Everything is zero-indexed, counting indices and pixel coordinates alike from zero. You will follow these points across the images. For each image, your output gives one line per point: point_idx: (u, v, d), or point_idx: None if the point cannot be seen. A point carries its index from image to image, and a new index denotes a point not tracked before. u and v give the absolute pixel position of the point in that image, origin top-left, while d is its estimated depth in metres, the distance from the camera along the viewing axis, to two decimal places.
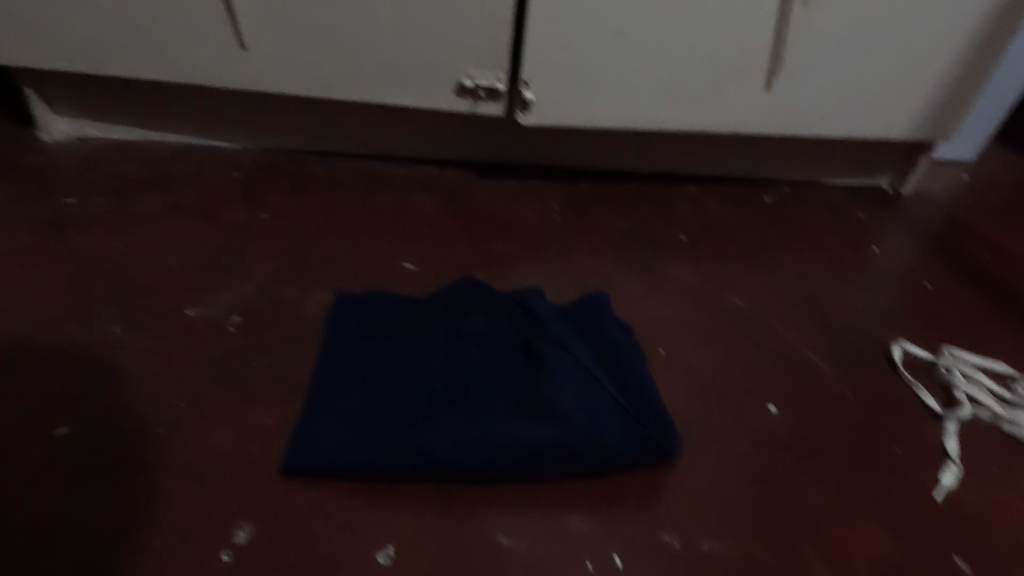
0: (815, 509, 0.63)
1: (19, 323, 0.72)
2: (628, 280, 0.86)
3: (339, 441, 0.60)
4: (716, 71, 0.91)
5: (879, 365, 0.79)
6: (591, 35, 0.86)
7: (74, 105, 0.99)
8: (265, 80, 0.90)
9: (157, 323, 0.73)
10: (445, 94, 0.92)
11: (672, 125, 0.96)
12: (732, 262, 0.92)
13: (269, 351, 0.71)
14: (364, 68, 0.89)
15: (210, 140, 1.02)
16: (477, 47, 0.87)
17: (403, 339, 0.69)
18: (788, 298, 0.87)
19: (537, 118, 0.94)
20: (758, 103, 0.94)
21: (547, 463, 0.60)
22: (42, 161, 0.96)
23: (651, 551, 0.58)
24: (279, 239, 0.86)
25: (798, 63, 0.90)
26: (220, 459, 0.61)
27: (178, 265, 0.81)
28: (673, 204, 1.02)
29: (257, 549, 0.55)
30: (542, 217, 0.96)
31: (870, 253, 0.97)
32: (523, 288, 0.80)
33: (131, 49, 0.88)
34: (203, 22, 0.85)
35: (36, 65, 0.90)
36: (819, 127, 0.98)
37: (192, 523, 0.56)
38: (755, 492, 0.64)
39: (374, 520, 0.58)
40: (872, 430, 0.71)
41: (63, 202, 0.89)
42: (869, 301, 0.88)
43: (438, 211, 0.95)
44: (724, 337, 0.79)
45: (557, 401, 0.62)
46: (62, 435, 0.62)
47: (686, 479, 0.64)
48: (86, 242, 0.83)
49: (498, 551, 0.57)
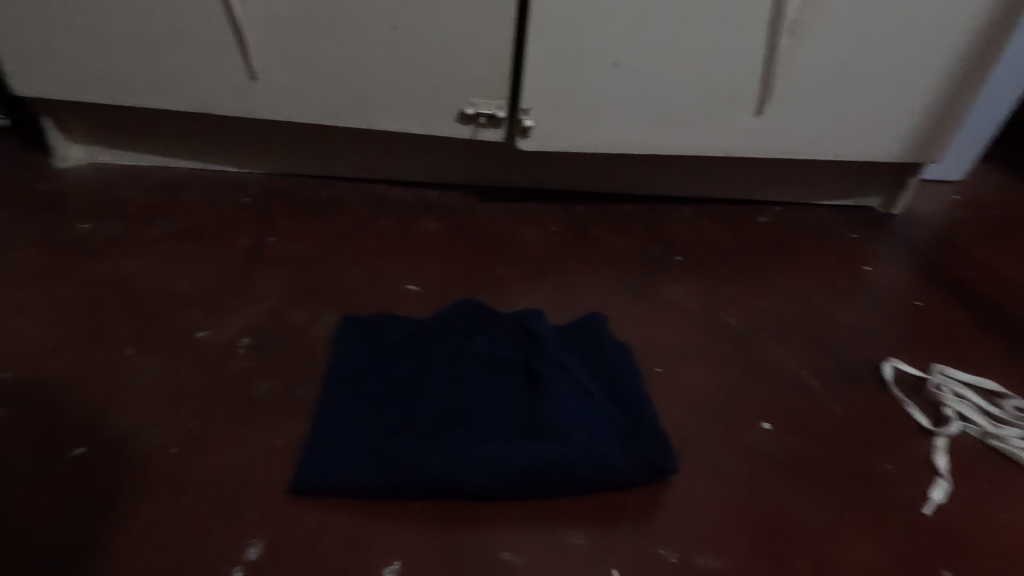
0: (809, 525, 0.65)
1: (36, 345, 0.74)
2: (627, 300, 0.89)
3: (347, 460, 0.62)
4: (709, 98, 0.94)
5: (871, 383, 0.81)
6: (588, 64, 0.90)
7: (90, 133, 1.03)
8: (275, 109, 0.94)
9: (170, 345, 0.76)
10: (448, 121, 0.95)
11: (667, 150, 1.00)
12: (728, 282, 0.95)
13: (278, 372, 0.73)
14: (371, 98, 0.93)
15: (220, 166, 1.06)
16: (478, 77, 0.91)
17: (408, 360, 0.72)
18: (782, 317, 0.89)
19: (536, 143, 0.97)
20: (749, 128, 0.98)
21: (550, 481, 0.62)
22: (57, 187, 0.99)
23: (650, 565, 0.60)
24: (287, 262, 0.89)
25: (787, 89, 0.94)
26: (231, 478, 0.63)
27: (189, 288, 0.83)
28: (670, 225, 1.05)
29: (266, 565, 0.57)
30: (542, 239, 0.99)
31: (862, 272, 1.00)
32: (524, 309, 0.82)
33: (146, 80, 0.91)
34: (215, 54, 0.89)
35: (54, 96, 0.94)
36: (809, 150, 1.01)
37: (204, 540, 0.58)
38: (750, 507, 0.65)
39: (380, 537, 0.59)
40: (864, 447, 0.73)
41: (78, 227, 0.92)
42: (861, 320, 0.90)
43: (442, 234, 0.97)
44: (719, 356, 0.82)
45: (560, 420, 0.65)
46: (78, 455, 0.64)
47: (682, 496, 0.65)
48: (101, 266, 0.86)
49: (501, 567, 0.58)
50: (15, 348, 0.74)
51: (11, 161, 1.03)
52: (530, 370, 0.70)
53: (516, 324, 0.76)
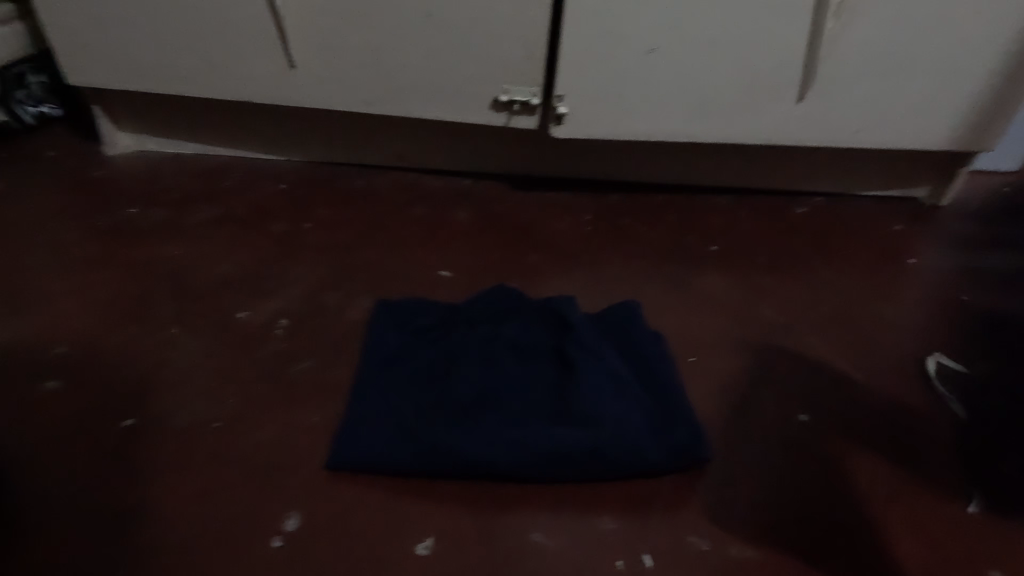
0: (847, 520, 0.63)
1: (88, 323, 0.78)
2: (659, 289, 0.88)
3: (380, 441, 0.64)
4: (748, 85, 0.92)
5: (913, 377, 0.78)
6: (625, 50, 0.88)
7: (137, 122, 1.06)
8: (313, 97, 0.96)
9: (213, 325, 0.78)
10: (482, 109, 0.95)
11: (704, 138, 0.98)
12: (764, 273, 0.92)
13: (315, 353, 0.75)
14: (406, 85, 0.94)
15: (259, 154, 1.08)
16: (512, 64, 0.91)
17: (437, 343, 0.73)
18: (820, 309, 0.87)
19: (570, 130, 0.96)
20: (790, 114, 0.95)
21: (584, 466, 0.62)
22: (106, 173, 1.03)
23: (682, 553, 0.59)
24: (322, 247, 0.91)
25: (831, 75, 0.91)
26: (271, 452, 0.65)
27: (229, 272, 0.86)
28: (705, 215, 1.04)
29: (304, 536, 0.58)
30: (573, 227, 0.98)
31: (906, 265, 0.97)
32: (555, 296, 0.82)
33: (190, 69, 0.94)
34: (256, 43, 0.91)
35: (104, 85, 0.98)
36: (853, 138, 0.98)
37: (246, 510, 0.60)
38: (785, 498, 0.64)
39: (414, 514, 0.60)
40: (905, 443, 0.71)
41: (126, 211, 0.96)
42: (904, 313, 0.87)
43: (473, 222, 0.98)
44: (754, 346, 0.80)
45: (593, 406, 0.65)
46: (128, 426, 0.67)
47: (715, 485, 0.64)
48: (147, 249, 0.89)
49: (532, 548, 0.59)
50: (68, 325, 0.77)
51: (64, 150, 1.08)
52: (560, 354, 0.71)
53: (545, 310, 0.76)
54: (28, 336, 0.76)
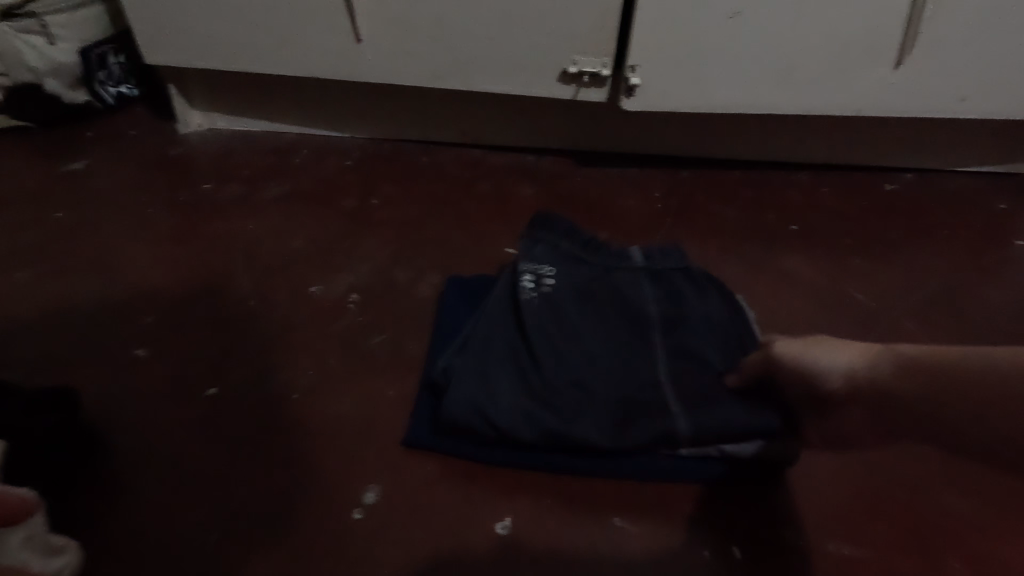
0: (956, 521, 0.58)
1: (170, 295, 0.80)
2: (738, 270, 0.83)
3: (477, 400, 0.60)
4: (839, 50, 0.85)
5: None
6: (704, 16, 0.83)
7: (209, 100, 1.09)
8: (379, 73, 0.95)
9: (287, 299, 0.79)
10: (550, 81, 0.92)
11: (787, 109, 0.91)
12: (852, 254, 0.86)
13: (387, 328, 0.75)
14: (472, 58, 0.91)
15: (324, 131, 1.09)
16: (584, 33, 0.87)
17: (539, 295, 0.66)
18: (917, 293, 0.80)
19: (641, 103, 0.92)
20: (886, 83, 0.87)
21: (694, 453, 0.59)
22: (183, 151, 1.06)
23: (772, 547, 0.56)
24: (390, 223, 0.91)
25: (935, 37, 0.83)
26: (349, 425, 0.65)
27: (301, 247, 0.87)
28: (785, 192, 0.98)
29: (384, 510, 0.59)
30: (644, 205, 0.94)
31: (1013, 247, 0.89)
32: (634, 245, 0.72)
33: (260, 47, 0.95)
34: (324, 18, 0.90)
35: (181, 65, 1.00)
36: (955, 108, 0.90)
37: (327, 481, 0.61)
38: (886, 494, 0.60)
39: (491, 494, 0.59)
40: None
41: (202, 188, 0.98)
42: (1015, 301, 0.80)
43: (540, 199, 0.95)
44: (844, 332, 0.75)
45: (712, 387, 0.59)
46: (212, 395, 0.69)
47: (808, 477, 0.61)
48: (222, 224, 0.91)
49: (614, 532, 0.57)
50: (153, 297, 0.80)
51: (143, 128, 1.11)
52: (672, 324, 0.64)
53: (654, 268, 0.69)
54: (118, 307, 0.79)
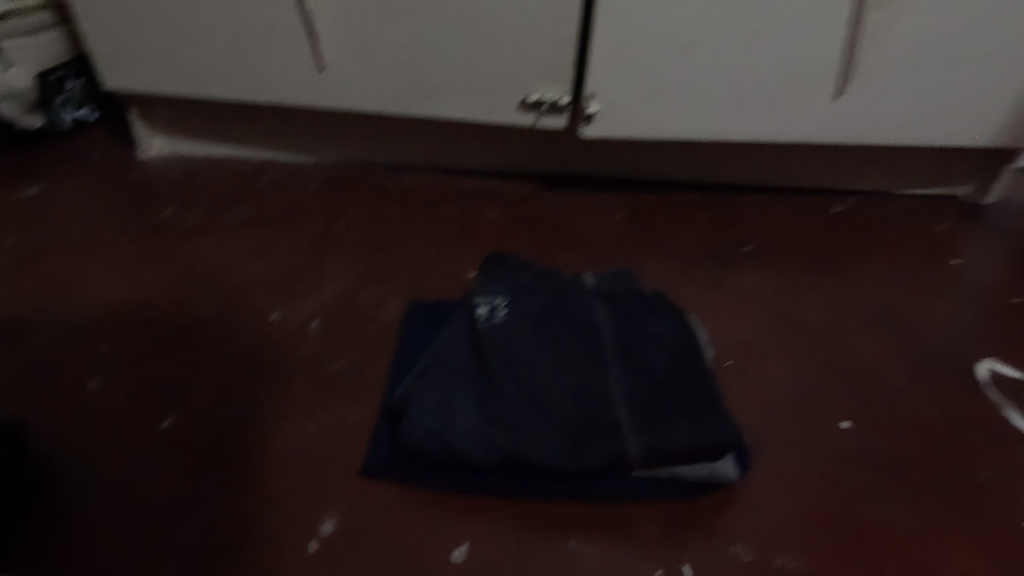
0: (897, 532, 0.61)
1: (126, 324, 0.79)
2: (694, 291, 0.86)
3: (435, 427, 0.61)
4: (783, 81, 0.90)
5: (962, 383, 0.75)
6: (656, 49, 0.87)
7: (171, 125, 1.08)
8: (343, 99, 0.96)
9: (248, 325, 0.79)
10: (511, 109, 0.95)
11: (737, 136, 0.95)
12: (802, 274, 0.90)
13: (348, 355, 0.75)
14: (435, 86, 0.94)
15: (289, 154, 1.09)
16: (543, 64, 0.90)
17: (497, 321, 0.68)
18: (863, 312, 0.84)
19: (599, 129, 0.95)
20: (827, 112, 0.92)
21: (646, 475, 0.61)
22: (143, 175, 1.05)
23: (722, 564, 0.58)
24: (354, 248, 0.91)
25: (871, 70, 0.88)
26: (307, 454, 0.65)
27: (263, 272, 0.87)
28: (739, 214, 1.02)
29: (342, 540, 0.59)
30: (604, 227, 0.97)
31: (951, 266, 0.94)
32: (590, 274, 0.75)
33: (222, 73, 0.95)
34: (287, 47, 0.91)
35: (142, 90, 0.99)
36: (892, 136, 0.95)
37: (284, 512, 0.60)
38: (830, 511, 0.62)
39: (448, 521, 0.60)
40: (956, 451, 0.68)
41: (162, 213, 0.97)
42: (952, 317, 0.84)
43: (503, 222, 0.97)
44: (794, 349, 0.78)
45: (664, 410, 0.61)
46: (167, 426, 0.68)
47: (757, 493, 0.63)
48: (182, 250, 0.90)
49: (569, 555, 0.58)
50: (108, 325, 0.79)
51: (102, 152, 1.10)
52: (626, 349, 0.66)
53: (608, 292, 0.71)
54: (70, 336, 0.77)
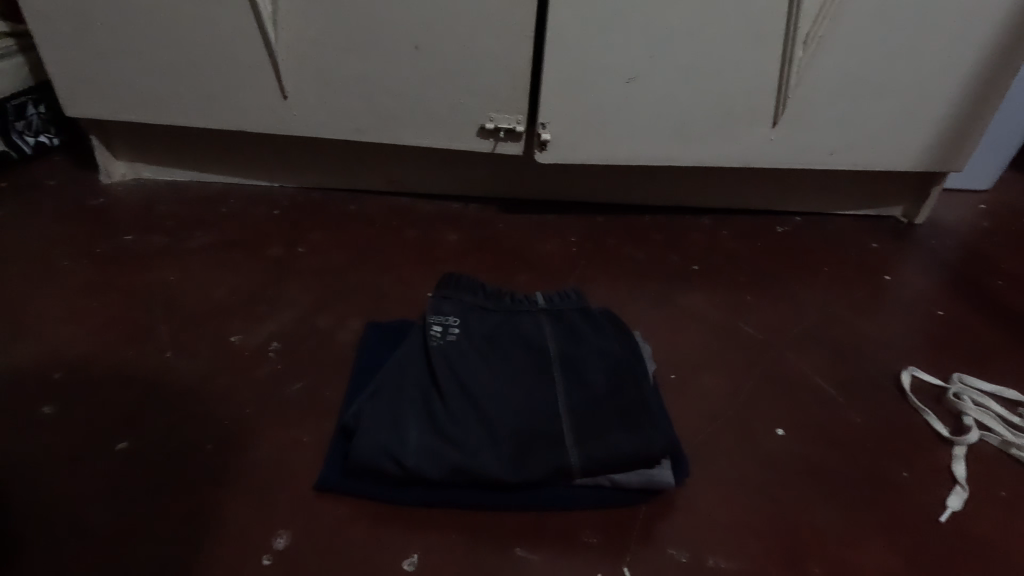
0: (827, 531, 0.65)
1: (82, 349, 0.79)
2: (644, 309, 0.90)
3: (385, 441, 0.63)
4: (724, 111, 0.96)
5: (889, 391, 0.81)
6: (604, 80, 0.93)
7: (133, 151, 1.09)
8: (306, 126, 0.99)
9: (207, 349, 0.80)
10: (469, 136, 0.99)
11: (685, 160, 1.01)
12: (745, 291, 0.96)
13: (306, 375, 0.77)
14: (397, 114, 0.97)
15: (253, 180, 1.12)
16: (499, 94, 0.94)
17: (450, 339, 0.71)
18: (801, 326, 0.90)
19: (553, 156, 1.00)
20: (766, 139, 0.99)
21: (588, 482, 0.64)
22: (104, 201, 1.06)
23: (660, 566, 0.61)
24: (315, 271, 0.93)
25: (803, 100, 0.95)
26: (262, 473, 0.66)
27: (224, 296, 0.88)
28: (688, 235, 1.07)
29: (294, 554, 0.60)
30: (560, 249, 1.01)
31: (882, 282, 1.00)
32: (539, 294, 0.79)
33: (187, 101, 0.98)
34: (250, 76, 0.94)
35: (105, 118, 1.01)
36: (827, 161, 1.02)
37: (236, 530, 0.62)
38: (762, 513, 0.66)
39: (399, 533, 0.62)
40: (881, 454, 0.73)
41: (123, 238, 0.98)
42: (884, 331, 0.90)
43: (463, 244, 1.01)
44: (736, 363, 0.83)
45: (603, 421, 0.65)
46: (123, 449, 0.68)
47: (696, 499, 0.66)
48: (143, 275, 0.91)
49: (515, 562, 0.60)
50: (66, 351, 0.79)
51: (62, 178, 1.10)
52: (569, 364, 0.70)
53: (555, 311, 0.76)
54: (25, 362, 0.77)
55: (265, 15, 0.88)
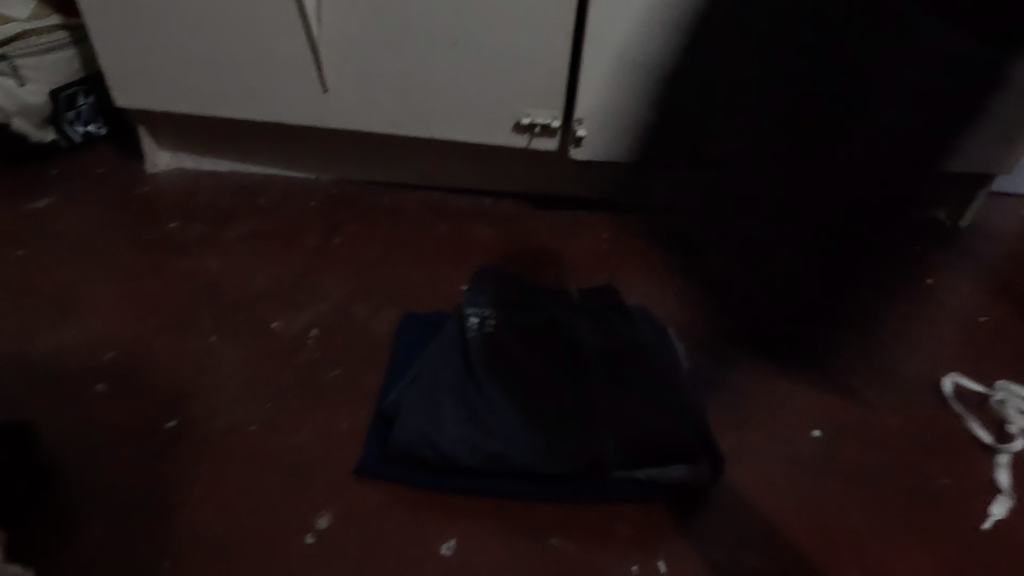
0: (863, 536, 0.64)
1: (130, 331, 0.82)
2: (676, 307, 0.90)
3: (424, 429, 0.64)
4: (763, 110, 0.95)
5: (929, 397, 0.79)
6: (642, 77, 0.92)
7: (177, 141, 1.13)
8: (346, 120, 1.01)
9: (249, 333, 0.82)
10: (505, 132, 0.99)
11: (720, 160, 1.01)
12: (780, 292, 0.94)
13: (344, 362, 0.79)
14: (434, 109, 0.98)
15: (290, 171, 1.14)
16: (536, 91, 0.95)
17: (486, 331, 0.72)
18: (838, 329, 0.88)
19: (587, 152, 1.00)
20: (804, 139, 0.98)
21: (623, 476, 0.65)
22: (149, 189, 1.09)
23: (695, 562, 0.61)
24: (351, 263, 0.95)
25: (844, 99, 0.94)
26: (303, 455, 0.68)
27: (263, 284, 0.90)
28: (721, 234, 1.06)
29: (334, 535, 0.62)
30: (592, 246, 1.01)
31: (922, 286, 0.98)
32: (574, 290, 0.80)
33: (231, 94, 1.00)
34: (292, 70, 0.96)
35: (153, 109, 1.04)
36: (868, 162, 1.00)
37: (279, 509, 0.64)
38: (796, 514, 0.66)
39: (437, 518, 0.63)
40: (920, 459, 0.72)
41: (167, 226, 1.01)
42: (921, 336, 0.88)
43: (495, 239, 1.02)
44: (771, 364, 0.82)
45: (638, 416, 0.65)
46: (171, 428, 0.71)
47: (730, 497, 0.66)
48: (187, 261, 0.94)
49: (550, 551, 0.61)
50: (115, 332, 0.82)
51: (110, 166, 1.14)
52: (605, 359, 0.71)
53: (588, 307, 0.76)
54: (78, 342, 0.81)
55: (309, 10, 0.90)
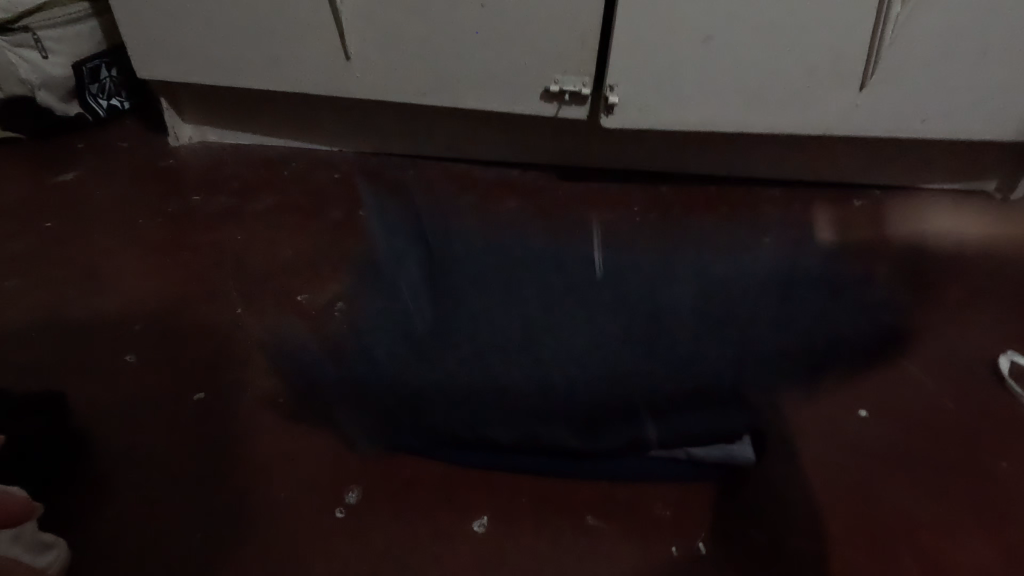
0: (917, 520, 0.61)
1: (157, 304, 0.82)
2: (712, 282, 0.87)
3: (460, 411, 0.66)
4: (808, 73, 0.89)
5: (984, 377, 0.75)
6: (679, 38, 0.87)
7: (201, 114, 1.11)
8: (368, 89, 0.98)
9: (275, 306, 0.81)
10: (533, 99, 0.95)
11: (760, 128, 0.95)
12: (821, 266, 0.90)
13: (371, 336, 0.77)
14: (459, 75, 0.94)
15: (314, 144, 1.12)
16: (565, 55, 0.90)
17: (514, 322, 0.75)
18: (883, 305, 0.84)
19: (619, 120, 0.95)
20: (852, 104, 0.91)
21: (663, 456, 0.63)
22: (174, 162, 1.08)
23: (737, 544, 0.59)
24: (376, 236, 0.93)
25: (896, 60, 0.87)
26: (331, 429, 0.67)
27: (287, 257, 0.89)
28: (758, 206, 1.02)
29: (364, 510, 0.61)
30: (623, 219, 0.98)
31: (975, 260, 0.92)
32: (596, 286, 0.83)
33: (250, 62, 0.97)
34: (314, 36, 0.93)
35: (173, 79, 1.02)
36: (920, 129, 0.94)
37: (308, 483, 0.63)
38: (842, 496, 0.63)
39: (468, 496, 0.62)
40: (975, 443, 0.68)
41: (192, 199, 1.00)
42: (972, 315, 0.83)
43: (523, 212, 0.99)
44: (813, 342, 0.78)
45: (671, 402, 0.68)
46: (199, 400, 0.70)
47: (773, 478, 0.63)
48: (212, 234, 0.93)
49: (585, 530, 0.59)
50: (142, 304, 0.82)
51: (135, 140, 1.14)
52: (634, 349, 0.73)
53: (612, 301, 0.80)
54: (107, 314, 0.81)
55: None
